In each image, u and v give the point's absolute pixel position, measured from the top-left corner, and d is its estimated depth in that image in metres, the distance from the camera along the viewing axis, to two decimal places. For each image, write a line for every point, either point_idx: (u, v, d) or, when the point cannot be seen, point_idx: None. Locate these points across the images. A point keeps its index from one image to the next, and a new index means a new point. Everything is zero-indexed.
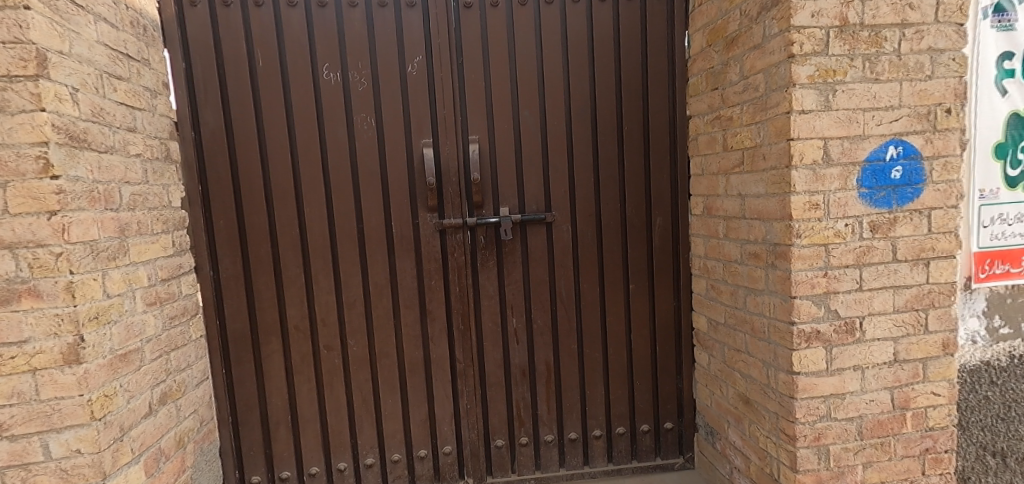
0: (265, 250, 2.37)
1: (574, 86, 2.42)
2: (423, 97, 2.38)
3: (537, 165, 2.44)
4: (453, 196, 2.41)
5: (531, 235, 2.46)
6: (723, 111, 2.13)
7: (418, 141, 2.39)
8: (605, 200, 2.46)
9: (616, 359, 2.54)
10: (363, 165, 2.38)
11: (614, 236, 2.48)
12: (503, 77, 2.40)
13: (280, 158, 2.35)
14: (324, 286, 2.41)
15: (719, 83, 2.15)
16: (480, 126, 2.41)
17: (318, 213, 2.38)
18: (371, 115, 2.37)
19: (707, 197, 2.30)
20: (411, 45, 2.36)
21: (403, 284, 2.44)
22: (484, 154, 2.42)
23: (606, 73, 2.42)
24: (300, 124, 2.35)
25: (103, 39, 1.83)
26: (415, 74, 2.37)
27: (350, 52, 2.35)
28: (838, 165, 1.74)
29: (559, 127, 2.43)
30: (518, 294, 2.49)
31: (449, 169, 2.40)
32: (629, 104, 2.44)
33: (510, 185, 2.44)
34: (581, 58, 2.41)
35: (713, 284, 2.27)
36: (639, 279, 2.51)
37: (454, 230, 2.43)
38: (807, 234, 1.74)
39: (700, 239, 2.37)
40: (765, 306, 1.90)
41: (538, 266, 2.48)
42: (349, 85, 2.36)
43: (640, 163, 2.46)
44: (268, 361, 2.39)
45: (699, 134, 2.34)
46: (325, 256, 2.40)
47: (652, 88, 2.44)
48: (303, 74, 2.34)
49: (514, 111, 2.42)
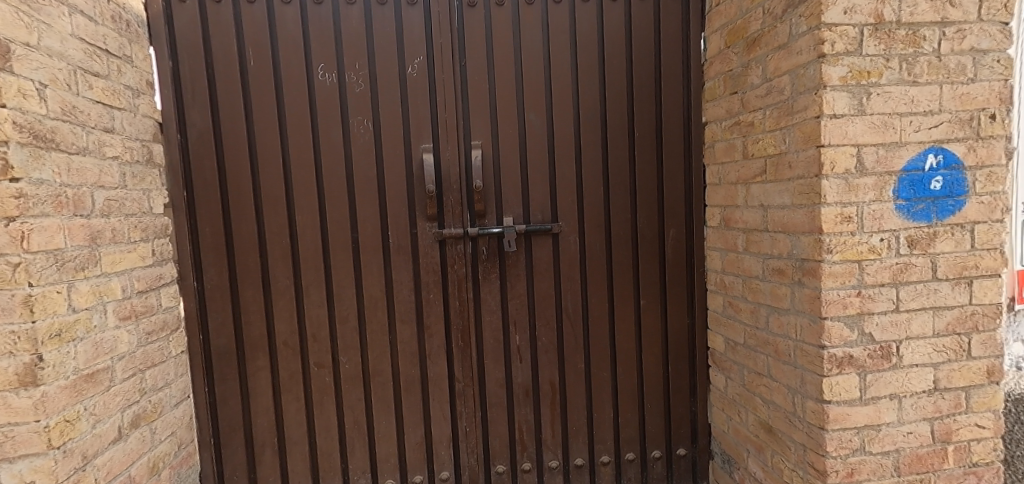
0: (253, 260, 2.23)
1: (582, 89, 2.28)
2: (424, 100, 2.25)
3: (543, 172, 2.30)
4: (453, 204, 2.27)
5: (536, 246, 2.32)
6: (743, 116, 1.99)
7: (418, 146, 2.26)
8: (615, 209, 2.32)
9: (626, 379, 2.38)
10: (358, 170, 2.24)
11: (624, 248, 2.33)
12: (508, 80, 2.27)
13: (271, 163, 2.21)
14: (315, 299, 2.26)
15: (739, 86, 2.01)
16: (483, 130, 2.28)
17: (310, 222, 2.24)
18: (367, 118, 2.24)
19: (725, 208, 2.15)
20: (411, 45, 2.23)
21: (400, 297, 2.30)
22: (487, 160, 2.28)
23: (617, 76, 2.29)
24: (293, 127, 2.22)
25: (78, 32, 1.70)
26: (415, 75, 2.24)
27: (347, 52, 2.22)
28: (873, 174, 1.60)
29: (567, 133, 2.29)
30: (522, 310, 2.34)
31: (450, 175, 2.26)
32: (641, 110, 2.30)
33: (514, 193, 2.30)
34: (590, 60, 2.28)
35: (731, 301, 2.12)
36: (651, 295, 2.35)
37: (454, 240, 2.29)
38: (839, 249, 1.60)
39: (717, 252, 2.22)
40: (791, 327, 1.75)
41: (543, 280, 2.33)
42: (345, 86, 2.23)
43: (652, 171, 2.31)
44: (254, 379, 2.24)
45: (716, 142, 2.20)
46: (317, 267, 2.26)
47: (665, 93, 2.30)
48: (297, 75, 2.21)
49: (519, 115, 2.29)
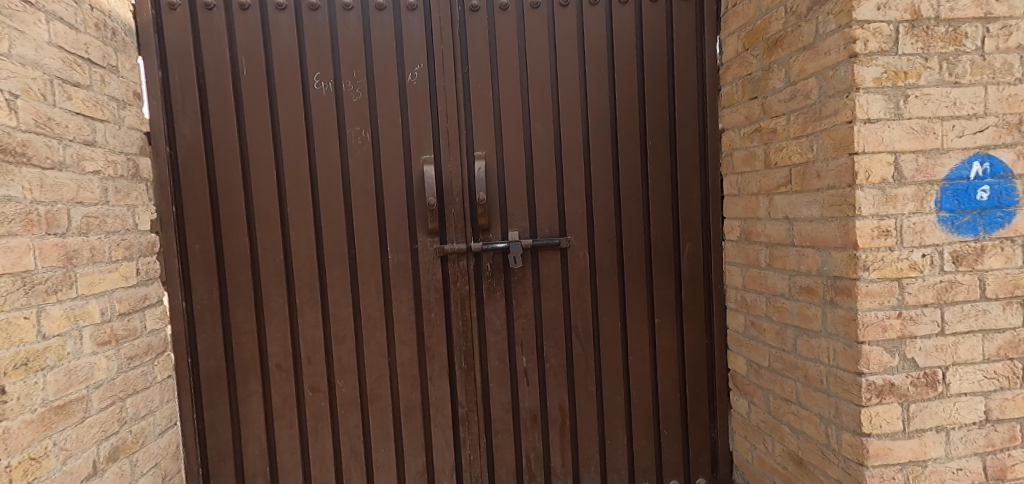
0: (245, 279, 2.11)
1: (591, 96, 2.16)
2: (425, 109, 2.14)
3: (550, 183, 2.17)
4: (455, 218, 2.15)
5: (543, 262, 2.19)
6: (764, 122, 1.86)
7: (418, 158, 2.14)
8: (627, 223, 2.18)
9: (641, 404, 2.24)
10: (355, 183, 2.13)
11: (636, 264, 2.20)
12: (513, 87, 2.15)
13: (264, 176, 2.10)
14: (310, 319, 2.14)
15: (760, 91, 1.88)
16: (486, 140, 2.16)
17: (305, 238, 2.12)
18: (365, 128, 2.13)
19: (745, 220, 2.01)
20: (411, 52, 2.12)
21: (399, 317, 2.17)
22: (491, 171, 2.16)
23: (628, 82, 2.16)
24: (287, 138, 2.11)
25: (56, 40, 1.60)
26: (416, 84, 2.13)
27: (344, 59, 2.11)
28: (913, 184, 1.46)
29: (576, 142, 2.17)
30: (528, 330, 2.21)
31: (452, 188, 2.14)
32: (654, 117, 2.17)
33: (520, 206, 2.17)
34: (599, 65, 2.16)
35: (755, 321, 1.98)
36: (666, 313, 2.21)
37: (456, 256, 2.16)
38: (876, 266, 1.46)
39: (737, 268, 2.08)
40: (822, 351, 1.62)
41: (551, 298, 2.20)
42: (342, 95, 2.13)
43: (667, 182, 2.18)
44: (245, 404, 2.12)
45: (735, 150, 2.06)
46: (312, 285, 2.13)
47: (679, 99, 2.17)
48: (291, 84, 2.10)
49: (525, 124, 2.17)
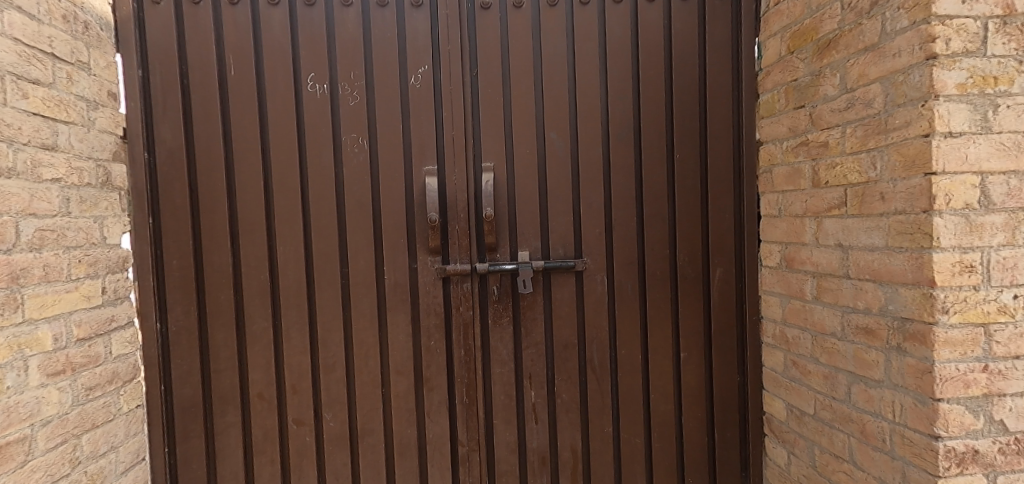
0: (226, 298, 1.90)
1: (613, 103, 1.94)
2: (429, 116, 1.93)
3: (566, 200, 1.95)
4: (459, 236, 1.94)
5: (556, 286, 1.97)
6: (812, 135, 1.63)
7: (420, 169, 1.94)
8: (651, 245, 1.96)
9: (662, 448, 2.00)
10: (350, 196, 1.93)
11: (660, 291, 1.97)
12: (527, 94, 1.94)
13: (250, 186, 1.90)
14: (296, 345, 1.93)
15: (807, 99, 1.65)
16: (495, 150, 1.95)
17: (293, 255, 1.92)
18: (362, 135, 1.93)
19: (787, 245, 1.78)
20: (415, 53, 1.92)
21: (395, 344, 1.96)
22: (500, 185, 1.95)
23: (654, 90, 1.94)
24: (277, 145, 1.90)
25: (11, 31, 1.43)
26: (419, 88, 1.93)
27: (341, 60, 1.92)
28: (1003, 210, 1.24)
29: (595, 155, 1.95)
30: (539, 362, 1.98)
31: (457, 202, 1.93)
32: (682, 127, 1.94)
33: (531, 224, 1.95)
34: (623, 70, 1.94)
35: (797, 360, 1.75)
36: (692, 346, 1.97)
37: (460, 278, 1.95)
38: (956, 309, 1.25)
39: (775, 298, 1.84)
40: (884, 405, 1.41)
41: (564, 327, 1.97)
42: (338, 100, 1.93)
43: (696, 199, 1.95)
44: (222, 437, 1.92)
45: (775, 166, 1.82)
46: (299, 307, 1.93)
47: (712, 107, 1.93)
48: (282, 85, 1.90)
49: (539, 134, 1.96)
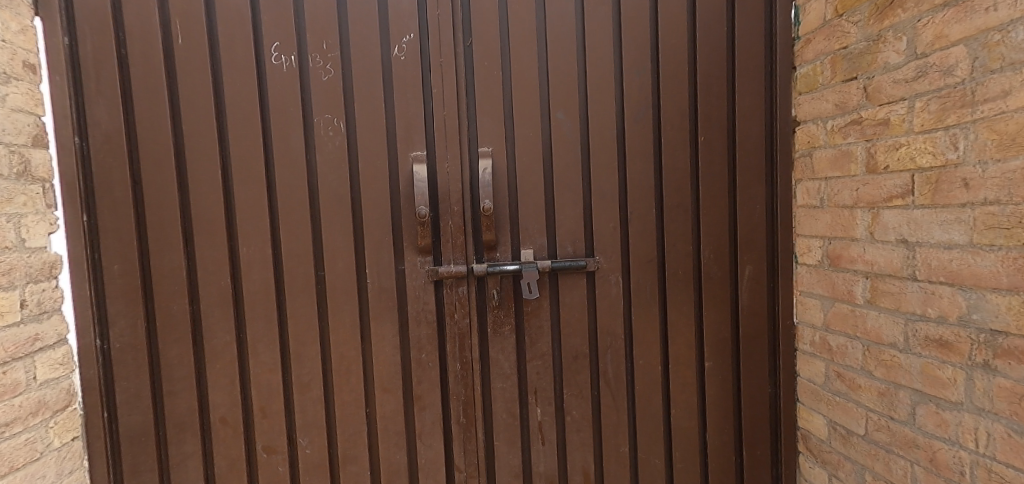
0: (179, 309, 1.62)
1: (628, 78, 1.69)
2: (416, 94, 1.66)
3: (575, 190, 1.71)
4: (453, 233, 1.69)
5: (565, 289, 1.73)
6: (866, 112, 1.40)
7: (407, 155, 1.67)
8: (672, 241, 1.72)
9: (684, 468, 1.78)
10: (325, 187, 1.65)
11: (681, 292, 1.74)
12: (530, 68, 1.68)
13: (206, 177, 1.61)
14: (265, 361, 1.66)
15: (860, 69, 1.42)
16: (493, 133, 1.69)
17: (259, 256, 1.64)
18: (338, 116, 1.65)
19: (830, 240, 1.56)
20: (399, 18, 1.64)
21: (381, 357, 1.71)
22: (500, 173, 1.70)
23: (676, 63, 1.69)
24: (237, 127, 1.62)
25: None
26: (404, 60, 1.65)
27: (312, 27, 1.63)
28: None
29: (608, 138, 1.70)
30: (545, 375, 1.75)
31: (450, 193, 1.68)
32: (707, 106, 1.70)
33: (535, 218, 1.71)
34: (640, 40, 1.69)
35: (842, 372, 1.53)
36: (717, 355, 1.76)
37: (455, 281, 1.70)
38: None
39: (816, 300, 1.62)
40: (964, 432, 1.22)
41: (574, 334, 1.74)
42: (308, 74, 1.64)
43: (723, 188, 1.72)
44: (179, 470, 1.65)
45: (816, 149, 1.59)
46: (267, 317, 1.65)
47: (742, 82, 1.69)
48: (242, 56, 1.61)
49: (544, 114, 1.70)
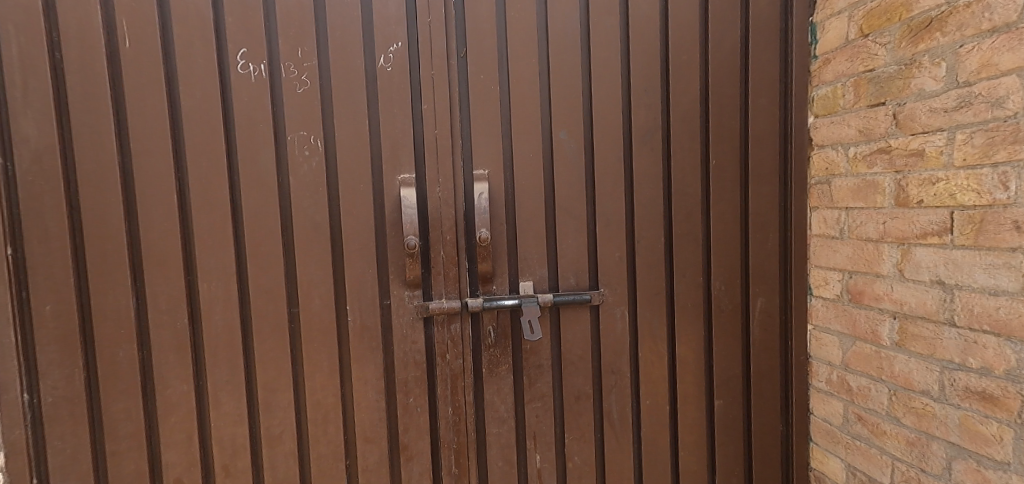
0: (126, 356, 1.39)
1: (636, 96, 1.57)
2: (403, 110, 1.50)
3: (579, 217, 1.58)
4: (444, 264, 1.53)
5: (567, 324, 1.60)
6: (893, 141, 1.32)
7: (393, 178, 1.50)
8: (680, 272, 1.62)
9: None
10: (300, 213, 1.46)
11: (690, 326, 1.63)
12: (530, 83, 1.54)
13: (159, 202, 1.39)
14: (229, 413, 1.45)
15: (887, 95, 1.33)
16: (490, 154, 1.54)
17: (223, 293, 1.43)
18: (315, 133, 1.46)
19: (849, 274, 1.47)
20: (386, 25, 1.47)
21: (363, 404, 1.52)
22: (497, 198, 1.55)
23: (687, 82, 1.58)
24: (197, 145, 1.40)
25: None
26: (391, 72, 1.48)
27: (285, 31, 1.43)
28: None
29: (614, 161, 1.58)
30: (545, 418, 1.61)
31: (442, 221, 1.52)
32: (719, 128, 1.59)
33: (536, 247, 1.57)
34: (649, 56, 1.57)
35: (864, 416, 1.45)
36: (727, 392, 1.65)
37: (447, 318, 1.54)
38: None
39: (832, 336, 1.54)
40: None
41: (577, 373, 1.61)
42: (280, 85, 1.44)
43: (734, 216, 1.62)
44: None
45: (834, 176, 1.50)
46: (232, 363, 1.44)
47: (755, 103, 1.59)
48: (202, 63, 1.40)
49: (545, 134, 1.56)
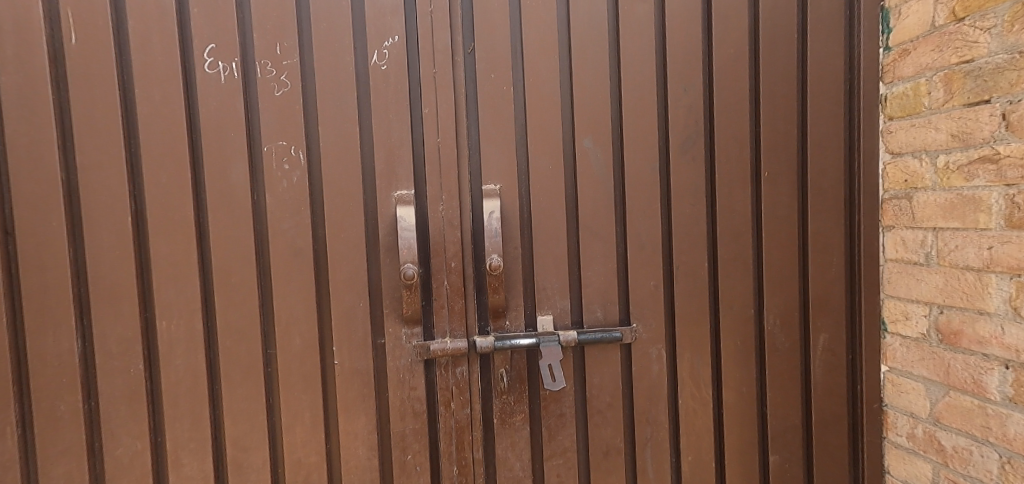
0: (68, 409, 1.16)
1: (675, 97, 1.33)
2: (400, 114, 1.28)
3: (608, 239, 1.34)
4: (449, 296, 1.30)
5: (594, 366, 1.35)
6: (1004, 146, 1.08)
7: (389, 195, 1.28)
8: (727, 304, 1.37)
9: None
10: (277, 237, 1.24)
11: (738, 367, 1.38)
12: (549, 83, 1.31)
13: (110, 227, 1.17)
14: (191, 476, 1.22)
15: (993, 89, 1.09)
16: (502, 165, 1.31)
17: (184, 333, 1.20)
18: (296, 142, 1.24)
19: (940, 309, 1.22)
20: (380, 14, 1.26)
21: (352, 462, 1.28)
22: (511, 218, 1.32)
23: (734, 80, 1.33)
24: (155, 158, 1.19)
25: None
26: (386, 70, 1.26)
27: (261, 23, 1.22)
28: None
29: (649, 174, 1.34)
30: (568, 477, 1.36)
31: (447, 245, 1.29)
32: (772, 134, 1.35)
33: (557, 275, 1.33)
34: (689, 49, 1.33)
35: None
36: (784, 446, 1.39)
37: (452, 360, 1.30)
38: None
39: (915, 383, 1.28)
40: None
41: (605, 423, 1.36)
42: (254, 86, 1.23)
43: (791, 237, 1.36)
44: None
45: (915, 191, 1.25)
46: (196, 415, 1.21)
47: (815, 104, 1.35)
48: (162, 62, 1.18)
49: (566, 142, 1.33)
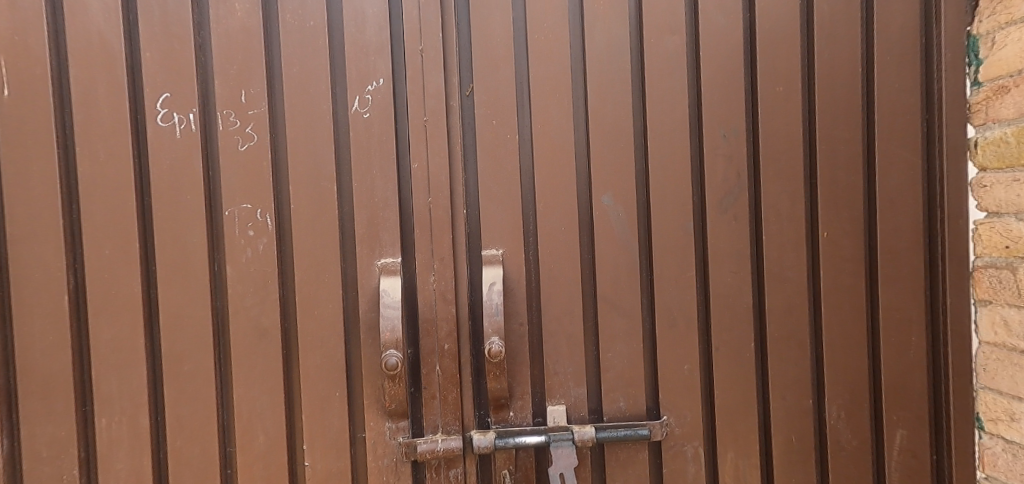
0: None
1: (712, 146, 1.11)
2: (385, 170, 1.08)
3: (632, 315, 1.11)
4: (442, 384, 1.09)
5: (616, 468, 1.12)
6: None
7: (371, 265, 1.08)
8: (779, 393, 1.12)
9: None
10: (238, 317, 1.05)
11: (793, 470, 1.13)
12: (560, 131, 1.10)
13: (44, 308, 1.00)
14: None
15: None
16: (506, 228, 1.10)
17: (128, 431, 1.03)
18: (263, 204, 1.06)
19: None
20: (362, 55, 1.07)
21: None
22: (515, 291, 1.11)
23: (784, 124, 1.11)
24: (96, 228, 1.02)
25: None
26: (368, 120, 1.08)
27: (224, 69, 1.05)
28: None
29: (681, 236, 1.11)
30: None
31: (440, 324, 1.09)
32: (832, 188, 1.11)
33: (570, 358, 1.11)
34: (730, 88, 1.11)
35: None
36: None
37: (446, 460, 1.09)
38: None
39: None
40: None
41: None
42: (216, 141, 1.05)
43: (858, 313, 1.12)
44: None
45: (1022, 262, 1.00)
46: None
47: (886, 152, 1.11)
48: (109, 117, 1.02)
49: (581, 199, 1.12)
